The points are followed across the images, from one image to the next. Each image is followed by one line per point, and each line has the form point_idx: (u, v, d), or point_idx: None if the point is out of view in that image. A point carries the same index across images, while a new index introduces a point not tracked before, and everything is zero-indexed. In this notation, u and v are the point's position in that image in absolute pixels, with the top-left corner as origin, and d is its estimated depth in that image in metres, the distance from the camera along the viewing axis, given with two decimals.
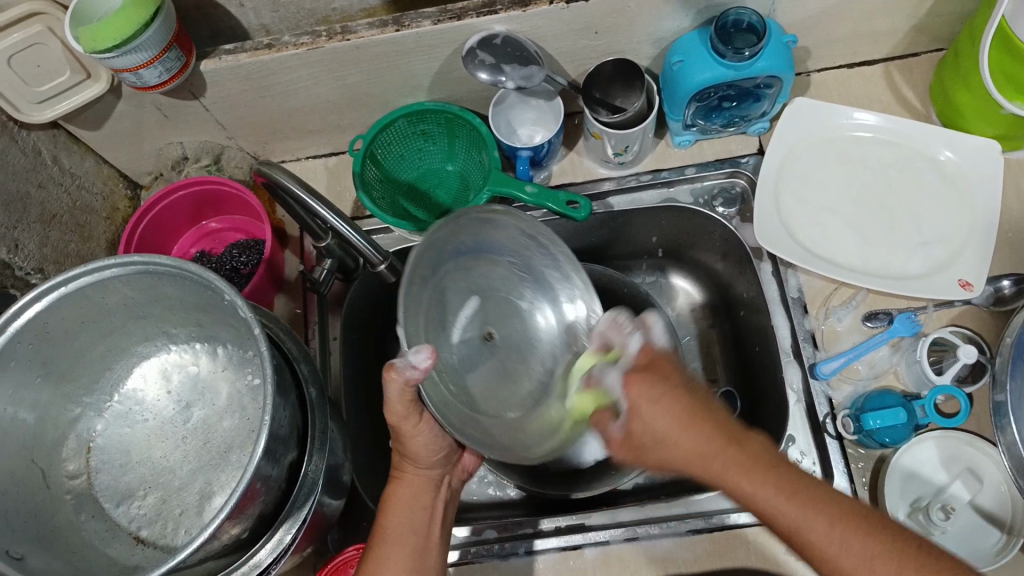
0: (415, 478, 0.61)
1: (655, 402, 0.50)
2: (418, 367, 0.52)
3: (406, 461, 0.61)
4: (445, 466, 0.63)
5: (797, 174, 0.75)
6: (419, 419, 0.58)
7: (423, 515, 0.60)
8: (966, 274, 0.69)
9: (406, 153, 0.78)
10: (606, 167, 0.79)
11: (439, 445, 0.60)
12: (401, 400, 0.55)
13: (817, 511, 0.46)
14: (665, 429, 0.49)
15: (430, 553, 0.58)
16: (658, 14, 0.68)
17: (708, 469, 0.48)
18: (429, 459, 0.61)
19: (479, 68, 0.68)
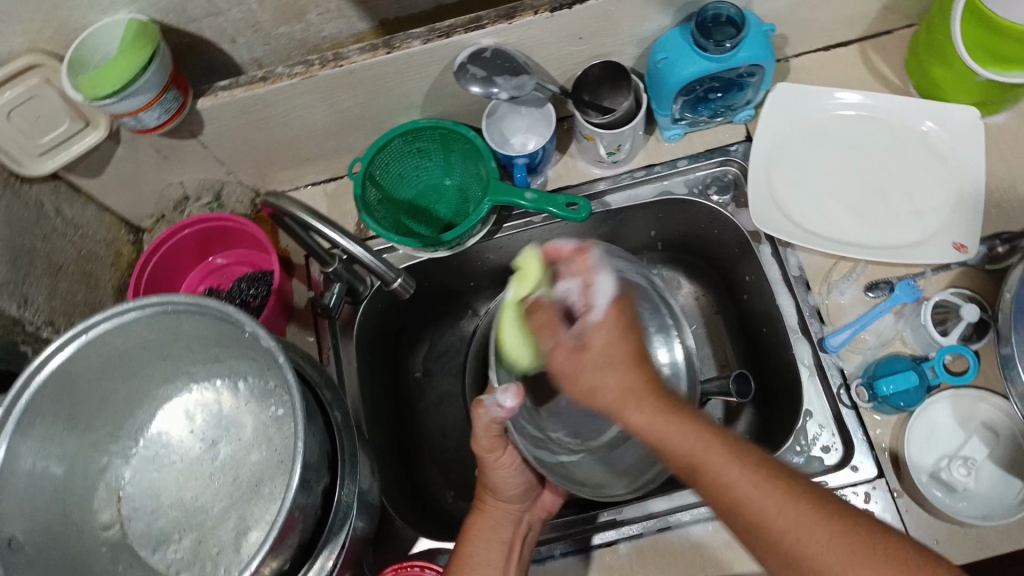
0: (495, 511, 0.65)
1: (614, 325, 0.52)
2: (504, 405, 0.59)
3: (486, 494, 0.66)
4: (524, 502, 0.67)
5: (788, 155, 0.77)
6: (503, 452, 0.64)
7: (500, 549, 0.63)
8: (959, 237, 0.72)
9: (403, 172, 0.78)
10: (600, 168, 0.80)
11: (522, 479, 0.66)
12: (487, 434, 0.62)
13: (729, 450, 0.48)
14: (606, 345, 0.51)
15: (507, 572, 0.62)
16: (639, 15, 0.70)
17: (630, 408, 0.50)
18: (509, 492, 0.65)
19: (471, 82, 0.70)
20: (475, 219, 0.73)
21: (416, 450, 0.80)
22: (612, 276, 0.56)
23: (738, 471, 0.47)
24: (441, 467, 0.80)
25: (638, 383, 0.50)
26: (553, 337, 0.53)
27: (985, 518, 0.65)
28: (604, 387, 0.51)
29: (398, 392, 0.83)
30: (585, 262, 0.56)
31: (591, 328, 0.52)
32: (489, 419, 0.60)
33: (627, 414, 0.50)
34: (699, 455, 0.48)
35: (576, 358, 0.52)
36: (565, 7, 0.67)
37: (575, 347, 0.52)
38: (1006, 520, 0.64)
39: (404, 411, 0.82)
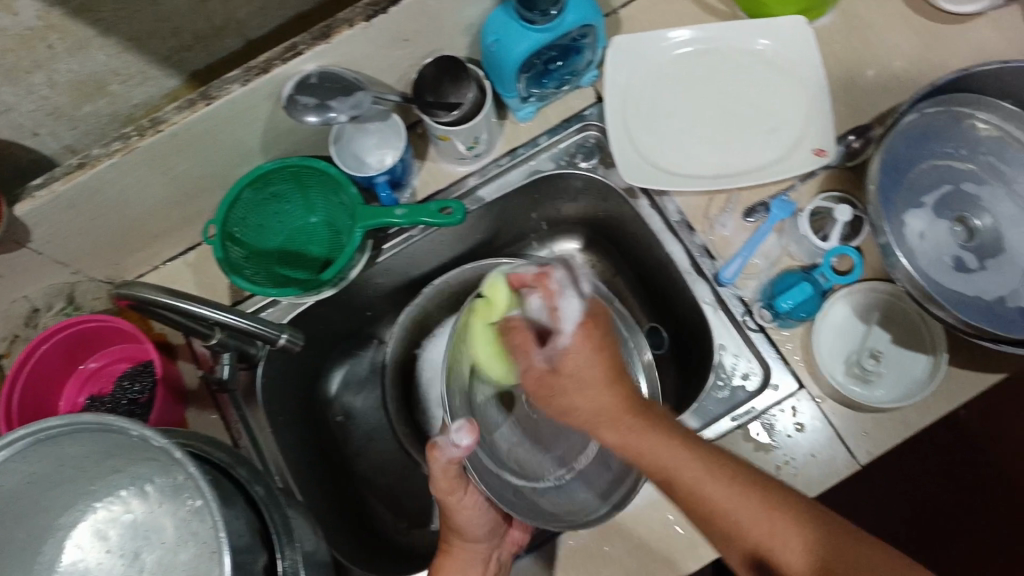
0: (463, 552, 0.67)
1: (579, 357, 0.54)
2: (460, 445, 0.60)
3: (453, 537, 0.68)
4: (494, 539, 0.69)
5: (641, 105, 0.77)
6: (465, 492, 0.66)
7: None
8: (818, 142, 0.74)
9: (263, 221, 0.75)
10: (464, 164, 0.78)
11: (486, 522, 0.67)
12: (445, 476, 0.64)
13: (721, 475, 0.53)
14: (590, 394, 0.54)
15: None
16: (459, 3, 0.68)
17: (616, 425, 0.55)
18: (475, 532, 0.67)
19: (305, 112, 0.66)
20: (350, 250, 0.70)
21: (357, 492, 0.81)
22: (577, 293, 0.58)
23: (713, 483, 0.53)
24: (385, 504, 0.82)
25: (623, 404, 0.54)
26: (527, 356, 0.57)
27: (903, 399, 0.68)
28: (591, 409, 0.54)
29: (324, 442, 0.82)
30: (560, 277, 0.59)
31: (563, 349, 0.54)
32: (448, 460, 0.61)
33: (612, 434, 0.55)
34: (675, 470, 0.53)
35: (554, 377, 0.55)
36: (381, 11, 0.64)
37: (536, 376, 0.56)
38: (922, 396, 0.67)
39: (335, 457, 0.82)
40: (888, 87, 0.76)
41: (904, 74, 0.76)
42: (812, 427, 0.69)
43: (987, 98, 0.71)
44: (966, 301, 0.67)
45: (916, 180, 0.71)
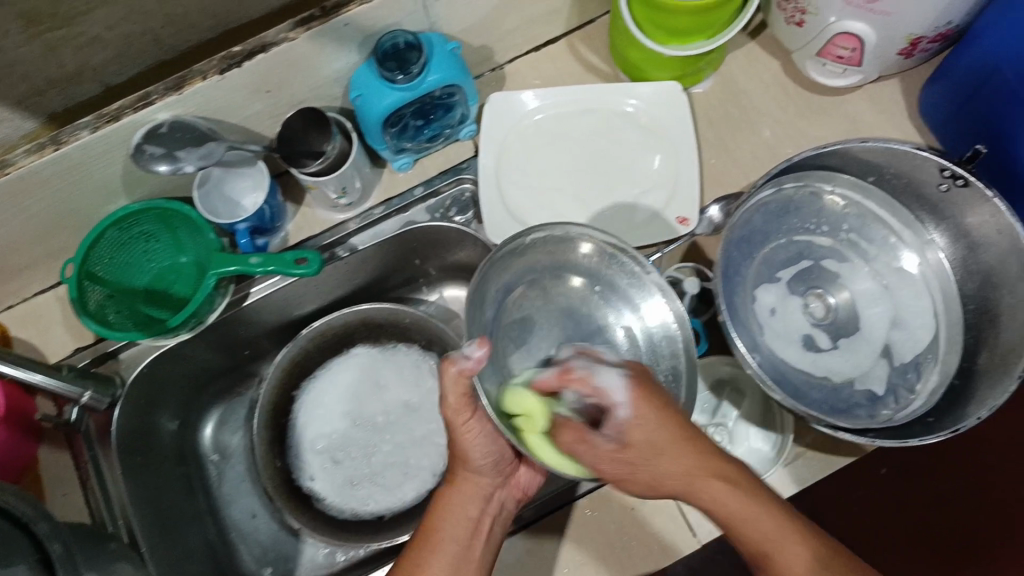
0: (465, 483, 0.64)
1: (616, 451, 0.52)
2: (472, 357, 0.55)
3: (457, 466, 0.64)
4: (499, 478, 0.66)
5: (516, 160, 0.77)
6: (472, 416, 0.60)
7: (467, 527, 0.62)
8: (682, 210, 0.74)
9: (130, 259, 0.75)
10: (340, 211, 0.79)
11: (492, 452, 0.63)
12: (456, 395, 0.58)
13: (819, 546, 0.50)
14: (645, 453, 0.51)
15: (469, 568, 0.60)
16: (323, 56, 0.67)
17: (704, 487, 0.51)
18: (479, 463, 0.63)
19: (154, 161, 0.65)
20: (201, 296, 0.70)
21: (221, 532, 0.85)
22: (610, 366, 0.54)
23: (807, 552, 0.49)
24: (250, 546, 0.86)
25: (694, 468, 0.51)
26: (590, 447, 0.52)
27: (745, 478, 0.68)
28: (653, 476, 0.52)
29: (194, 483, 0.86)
30: (580, 363, 0.55)
31: (625, 424, 0.51)
32: (457, 374, 0.56)
33: (701, 500, 0.52)
34: (774, 544, 0.50)
35: (623, 455, 0.51)
36: (235, 66, 0.63)
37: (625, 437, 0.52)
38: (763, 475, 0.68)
39: (199, 496, 0.86)
40: (759, 157, 0.76)
41: (774, 145, 0.77)
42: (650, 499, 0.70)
43: (846, 175, 0.73)
44: (813, 382, 0.69)
45: (775, 256, 0.73)
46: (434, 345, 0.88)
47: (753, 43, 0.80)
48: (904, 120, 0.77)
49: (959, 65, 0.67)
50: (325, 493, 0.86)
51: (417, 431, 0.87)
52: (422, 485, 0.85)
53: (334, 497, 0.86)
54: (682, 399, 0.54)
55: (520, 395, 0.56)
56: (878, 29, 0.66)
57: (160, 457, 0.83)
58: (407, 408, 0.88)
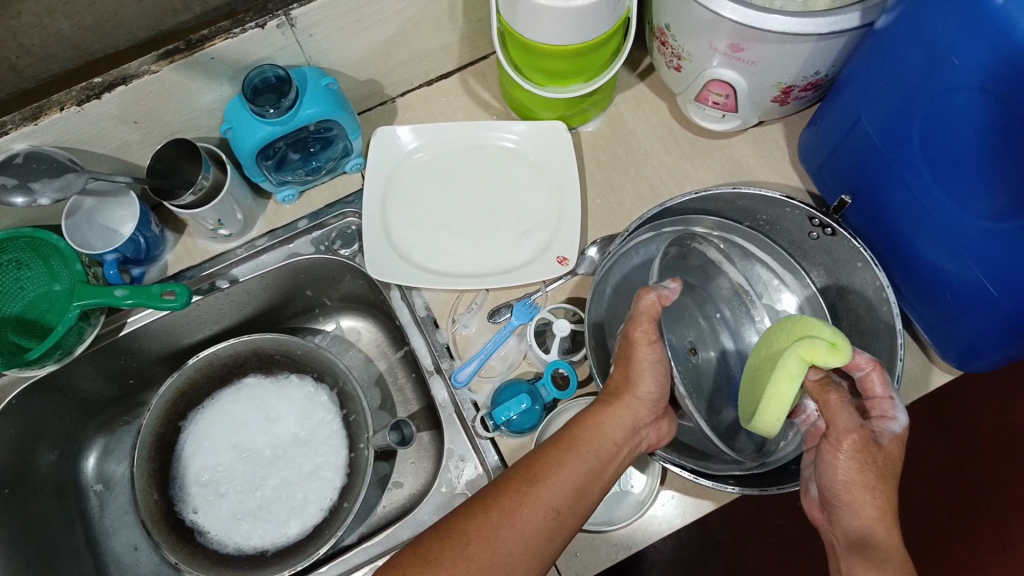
0: (630, 400, 0.60)
1: (860, 459, 0.55)
2: (670, 287, 0.61)
3: (627, 381, 0.61)
4: (656, 415, 0.62)
5: (401, 195, 0.76)
6: (653, 345, 0.60)
7: (605, 451, 0.59)
8: (563, 249, 0.73)
9: (2, 286, 0.73)
10: (220, 242, 0.78)
11: (662, 383, 0.61)
12: (647, 320, 0.60)
13: None
14: (862, 475, 0.55)
15: (596, 487, 0.57)
16: (193, 88, 0.67)
17: (884, 523, 0.55)
18: (648, 389, 0.60)
19: (9, 193, 0.64)
20: (62, 326, 0.68)
21: (99, 568, 0.81)
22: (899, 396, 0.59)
23: None
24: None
25: (878, 511, 0.55)
26: (848, 423, 0.55)
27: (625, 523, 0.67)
28: (837, 483, 0.56)
29: (71, 516, 0.82)
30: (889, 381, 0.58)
31: (890, 438, 0.57)
32: (654, 302, 0.61)
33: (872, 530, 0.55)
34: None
35: (872, 463, 0.55)
36: (95, 97, 0.62)
37: (860, 442, 0.55)
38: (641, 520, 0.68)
39: (76, 530, 0.81)
40: (644, 197, 0.77)
41: (660, 186, 0.77)
42: None
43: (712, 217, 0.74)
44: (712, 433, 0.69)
45: None
46: (326, 377, 0.86)
47: (641, 84, 0.81)
48: (785, 164, 0.78)
49: (908, 50, 0.55)
50: (207, 526, 0.81)
51: (306, 463, 0.83)
52: (308, 520, 0.80)
53: (217, 531, 0.81)
54: (894, 430, 0.57)
55: (816, 324, 0.55)
56: (748, 76, 0.68)
57: (31, 488, 0.78)
58: (297, 441, 0.85)
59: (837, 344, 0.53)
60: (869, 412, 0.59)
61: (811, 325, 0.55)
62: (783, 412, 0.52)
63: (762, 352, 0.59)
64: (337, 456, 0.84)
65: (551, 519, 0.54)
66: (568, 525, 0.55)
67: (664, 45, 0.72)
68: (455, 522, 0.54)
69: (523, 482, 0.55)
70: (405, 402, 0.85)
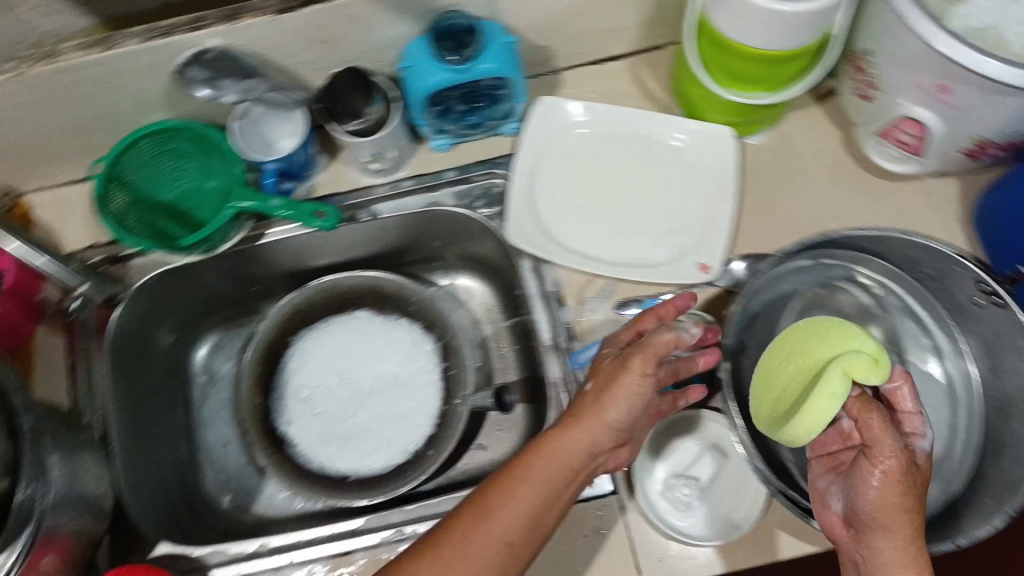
0: (592, 425, 0.57)
1: (902, 484, 0.52)
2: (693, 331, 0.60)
3: (597, 405, 0.58)
4: (618, 441, 0.59)
5: (554, 170, 0.76)
6: (639, 378, 0.57)
7: (561, 479, 0.56)
8: (704, 257, 0.72)
9: (160, 172, 0.77)
10: (369, 176, 0.79)
11: (633, 413, 0.58)
12: (652, 354, 0.57)
13: None
14: (898, 497, 0.51)
15: (550, 514, 0.56)
16: (377, 21, 0.68)
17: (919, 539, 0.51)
18: (620, 418, 0.57)
19: (194, 85, 0.67)
20: (216, 223, 0.72)
21: (191, 454, 0.85)
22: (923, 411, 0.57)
23: None
24: (216, 473, 0.85)
25: (911, 533, 0.51)
26: (887, 438, 0.52)
27: (710, 540, 0.65)
28: (879, 500, 0.52)
29: (176, 401, 0.86)
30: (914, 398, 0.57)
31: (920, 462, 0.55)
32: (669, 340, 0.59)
33: (903, 550, 0.51)
34: None
35: (910, 482, 0.52)
36: (291, 10, 0.65)
37: (904, 462, 0.52)
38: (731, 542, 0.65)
39: (178, 413, 0.86)
40: (797, 223, 0.74)
41: (816, 216, 0.74)
42: (608, 531, 0.67)
43: (882, 262, 0.70)
44: None
45: None
46: (435, 329, 0.87)
47: (817, 107, 0.78)
48: (956, 222, 0.73)
49: None
50: (298, 440, 0.85)
51: (399, 405, 0.85)
52: (390, 458, 0.83)
53: (305, 447, 0.84)
54: (923, 448, 0.55)
55: (863, 347, 0.58)
56: (948, 121, 0.64)
57: (149, 365, 0.83)
58: (394, 381, 0.86)
59: (879, 361, 0.56)
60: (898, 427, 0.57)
61: (861, 347, 0.58)
62: (819, 425, 0.54)
63: (800, 368, 0.61)
64: (429, 405, 0.85)
65: (503, 554, 0.53)
66: (523, 554, 0.55)
67: (858, 71, 0.68)
68: (409, 557, 0.53)
69: (475, 518, 0.54)
70: (504, 371, 0.86)
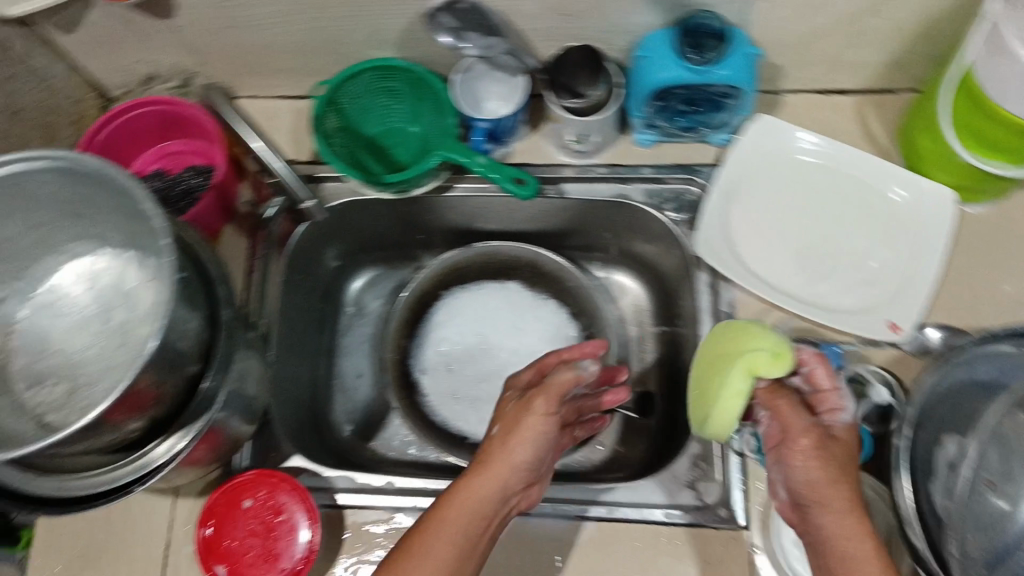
0: (500, 466, 0.57)
1: (815, 453, 0.52)
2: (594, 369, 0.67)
3: (502, 441, 0.59)
4: (522, 485, 0.60)
5: (755, 191, 0.75)
6: (525, 419, 0.60)
7: (479, 526, 0.55)
8: (896, 316, 0.69)
9: (371, 107, 0.79)
10: (567, 155, 0.79)
11: (538, 454, 0.59)
12: (553, 393, 0.61)
13: None
14: (817, 469, 0.51)
15: (470, 562, 0.54)
16: (626, 7, 0.68)
17: (835, 495, 0.50)
18: (526, 459, 0.58)
19: (441, 31, 0.67)
20: (422, 168, 0.73)
21: (326, 377, 0.88)
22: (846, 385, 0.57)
23: None
24: (344, 401, 0.88)
25: (858, 517, 0.49)
26: (795, 414, 0.54)
27: None
28: (812, 471, 0.51)
29: (323, 324, 0.89)
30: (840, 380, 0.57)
31: (841, 430, 0.54)
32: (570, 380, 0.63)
33: (826, 515, 0.50)
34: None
35: (826, 449, 0.52)
36: None
37: (817, 441, 0.52)
38: None
39: (322, 337, 0.89)
40: (1002, 306, 0.70)
41: None
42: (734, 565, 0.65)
43: None
44: None
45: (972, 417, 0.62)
46: (584, 318, 0.88)
47: None
48: None
49: None
50: (428, 390, 0.87)
51: None
52: None
53: (433, 399, 0.86)
54: (844, 421, 0.55)
55: (751, 338, 0.58)
56: None
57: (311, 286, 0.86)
58: (532, 357, 0.87)
59: (782, 356, 0.56)
60: (815, 408, 0.56)
61: (757, 339, 0.58)
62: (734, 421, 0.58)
63: (713, 351, 0.63)
64: None
65: None
66: None
67: None
68: None
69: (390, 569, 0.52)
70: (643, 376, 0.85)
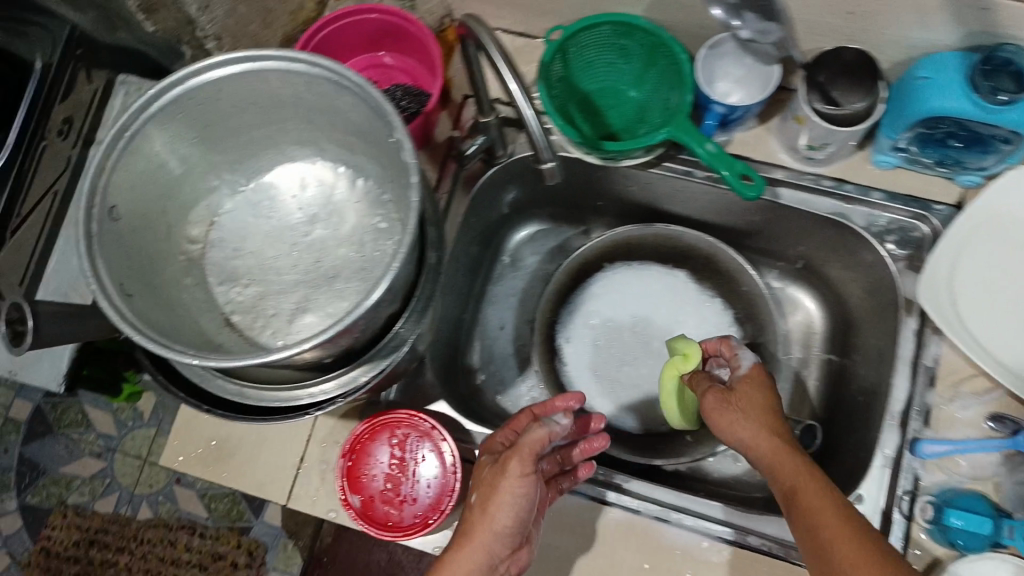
0: (481, 540, 0.55)
1: (719, 411, 0.60)
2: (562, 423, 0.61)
3: (479, 510, 0.56)
4: (511, 546, 0.57)
5: (994, 245, 0.68)
6: (501, 492, 0.56)
7: None
8: None
9: (596, 61, 0.73)
10: (790, 155, 0.74)
11: (522, 518, 0.57)
12: (524, 451, 0.57)
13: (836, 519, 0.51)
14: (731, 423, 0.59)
15: None
16: (930, 21, 0.60)
17: (782, 452, 0.55)
18: (506, 525, 0.56)
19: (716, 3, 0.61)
20: (643, 143, 0.69)
21: (470, 324, 0.86)
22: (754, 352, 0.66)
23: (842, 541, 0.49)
24: (483, 352, 0.86)
25: (805, 465, 0.54)
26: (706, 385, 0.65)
27: None
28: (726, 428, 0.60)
29: (478, 270, 0.86)
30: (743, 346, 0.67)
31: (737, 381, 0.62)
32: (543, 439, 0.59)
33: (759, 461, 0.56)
34: (810, 505, 0.52)
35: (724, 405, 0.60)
36: None
37: (721, 397, 0.61)
38: None
39: (475, 282, 0.86)
40: None
41: None
42: None
43: None
44: None
45: None
46: (748, 326, 0.82)
47: None
48: None
49: None
50: (569, 361, 0.83)
51: None
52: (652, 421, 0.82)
53: (573, 370, 0.83)
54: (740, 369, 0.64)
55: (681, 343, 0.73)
56: None
57: (480, 228, 0.82)
58: None
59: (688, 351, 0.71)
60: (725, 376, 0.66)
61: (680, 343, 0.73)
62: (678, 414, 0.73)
63: None
64: None
65: None
66: None
67: None
68: None
69: None
70: (797, 401, 0.81)
